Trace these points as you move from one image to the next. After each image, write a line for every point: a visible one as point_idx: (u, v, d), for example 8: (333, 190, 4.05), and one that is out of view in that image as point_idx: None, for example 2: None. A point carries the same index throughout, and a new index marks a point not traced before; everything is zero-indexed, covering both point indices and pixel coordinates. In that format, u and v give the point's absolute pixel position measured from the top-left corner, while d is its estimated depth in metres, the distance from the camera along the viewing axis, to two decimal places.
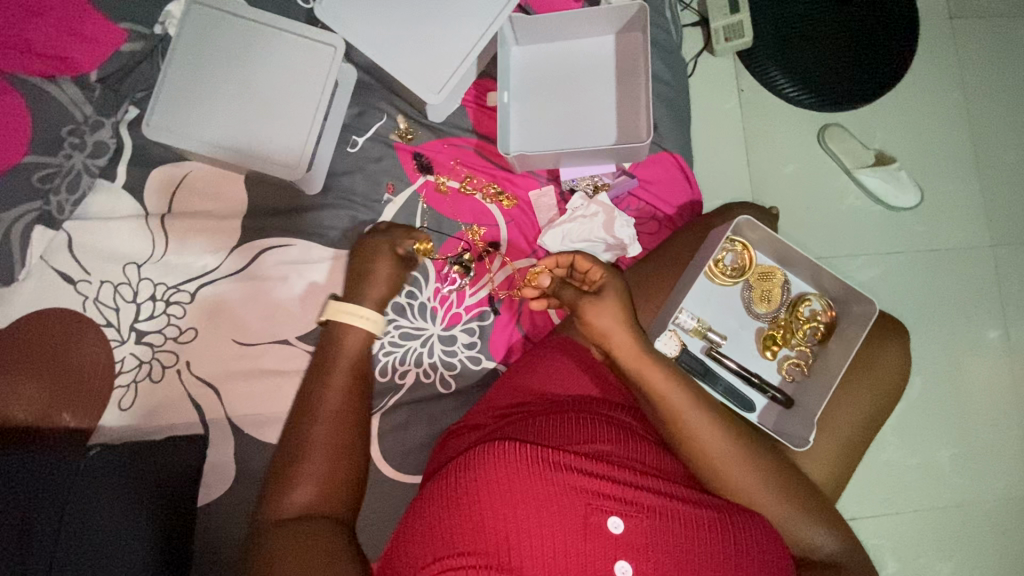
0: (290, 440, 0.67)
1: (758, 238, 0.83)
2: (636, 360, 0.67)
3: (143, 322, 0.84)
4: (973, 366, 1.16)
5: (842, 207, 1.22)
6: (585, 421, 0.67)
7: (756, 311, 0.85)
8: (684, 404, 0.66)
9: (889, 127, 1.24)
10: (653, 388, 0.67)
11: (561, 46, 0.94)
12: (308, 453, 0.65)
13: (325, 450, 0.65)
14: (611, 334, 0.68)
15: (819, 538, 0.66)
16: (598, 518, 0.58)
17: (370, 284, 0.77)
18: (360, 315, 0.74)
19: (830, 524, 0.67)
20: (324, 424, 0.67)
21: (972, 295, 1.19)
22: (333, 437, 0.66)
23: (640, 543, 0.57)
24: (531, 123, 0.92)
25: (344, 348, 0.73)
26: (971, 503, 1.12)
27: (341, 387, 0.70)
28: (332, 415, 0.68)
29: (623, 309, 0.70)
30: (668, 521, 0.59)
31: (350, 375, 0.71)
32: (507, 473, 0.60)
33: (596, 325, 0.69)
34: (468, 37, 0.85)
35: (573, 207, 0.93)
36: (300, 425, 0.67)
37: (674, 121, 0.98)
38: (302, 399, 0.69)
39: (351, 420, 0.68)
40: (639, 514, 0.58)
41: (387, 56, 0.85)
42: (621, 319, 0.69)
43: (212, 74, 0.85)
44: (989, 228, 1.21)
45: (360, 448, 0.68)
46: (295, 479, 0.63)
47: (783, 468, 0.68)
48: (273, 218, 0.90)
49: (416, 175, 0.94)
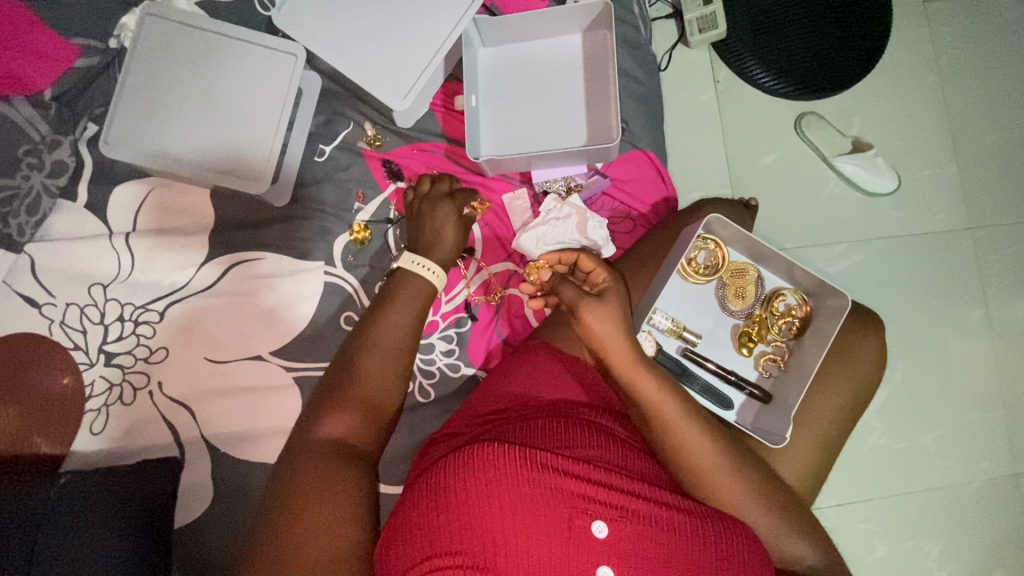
0: (340, 367, 0.68)
1: (730, 235, 0.83)
2: (628, 366, 0.67)
3: (112, 343, 0.82)
4: (953, 349, 1.17)
5: (820, 195, 1.22)
6: (572, 424, 0.67)
7: (730, 308, 0.85)
8: (677, 410, 0.66)
9: (865, 113, 1.25)
10: (644, 396, 0.66)
11: (529, 46, 0.93)
12: (355, 384, 0.67)
13: (368, 386, 0.67)
14: (606, 341, 0.68)
15: (799, 548, 0.67)
16: (582, 522, 0.58)
17: (439, 243, 0.77)
18: (425, 267, 0.74)
19: (809, 535, 0.68)
20: (374, 362, 0.68)
21: (952, 278, 1.19)
22: (379, 379, 0.68)
23: (624, 547, 0.57)
24: (501, 126, 0.91)
25: (405, 292, 0.73)
26: (955, 485, 1.13)
27: (399, 329, 0.71)
28: (380, 357, 0.69)
29: (621, 314, 0.70)
30: (650, 525, 0.58)
31: (407, 322, 0.72)
32: (492, 480, 0.59)
33: (592, 327, 0.68)
34: (432, 40, 0.84)
35: (545, 209, 0.90)
36: (352, 358, 0.68)
37: (646, 118, 0.98)
38: (357, 333, 0.71)
39: (397, 367, 0.69)
40: (623, 519, 0.58)
41: (350, 63, 0.83)
42: (615, 324, 0.69)
43: (170, 86, 0.83)
44: (966, 211, 1.22)
45: (397, 397, 0.70)
46: (337, 407, 0.65)
47: (768, 477, 0.68)
48: (242, 232, 0.88)
49: (386, 182, 0.93)
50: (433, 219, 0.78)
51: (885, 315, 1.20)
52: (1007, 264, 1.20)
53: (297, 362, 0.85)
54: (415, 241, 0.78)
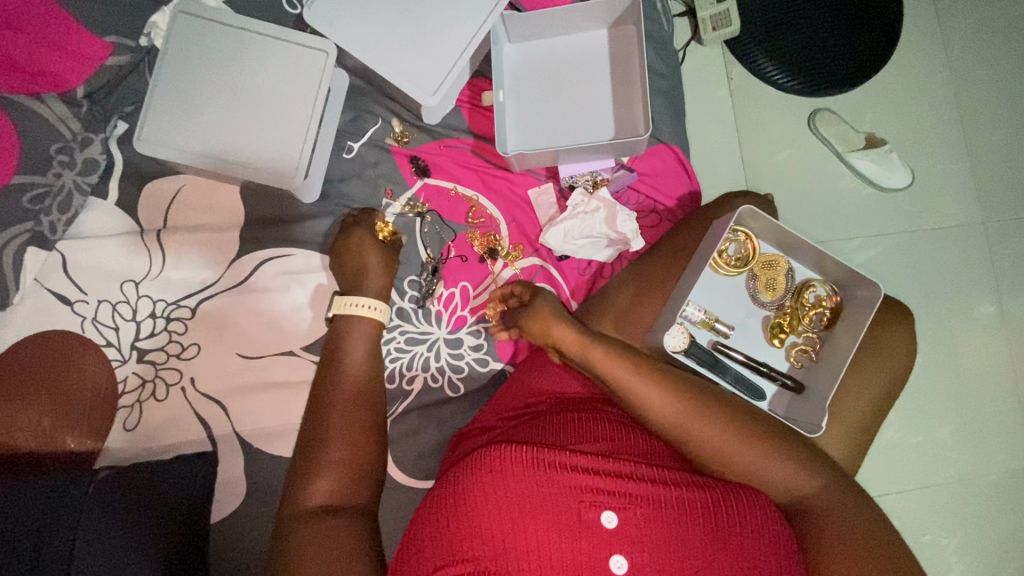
0: (307, 430, 0.68)
1: (761, 226, 0.83)
2: (573, 345, 0.74)
3: (144, 340, 0.83)
4: (968, 343, 1.18)
5: (834, 190, 1.23)
6: (579, 418, 0.69)
7: (761, 300, 0.85)
8: (626, 373, 0.69)
9: (879, 108, 1.25)
10: (594, 365, 0.71)
11: (555, 43, 0.93)
12: (327, 446, 0.66)
13: (343, 442, 0.66)
14: (548, 332, 0.76)
15: (806, 487, 0.65)
16: (592, 514, 0.58)
17: (367, 275, 0.80)
18: (367, 306, 0.76)
19: (816, 473, 0.65)
20: (341, 415, 0.68)
21: (967, 272, 1.20)
22: (351, 432, 0.67)
23: (635, 535, 0.58)
24: (527, 122, 0.91)
25: (357, 337, 0.75)
26: (973, 478, 1.14)
27: (357, 373, 0.72)
28: (347, 409, 0.69)
29: (556, 309, 0.78)
30: (660, 511, 0.59)
31: (365, 364, 0.74)
32: (501, 476, 0.60)
33: (534, 327, 0.78)
34: (461, 36, 0.85)
35: (573, 203, 0.91)
36: (316, 422, 0.68)
37: (670, 113, 0.98)
38: (315, 395, 0.71)
39: (366, 413, 0.69)
40: (631, 507, 0.59)
41: (381, 60, 0.84)
42: (553, 313, 0.77)
43: (201, 85, 0.84)
44: (980, 205, 1.23)
45: (378, 446, 0.69)
46: (317, 475, 0.64)
47: (755, 423, 0.67)
48: (271, 229, 0.88)
49: (414, 178, 0.93)
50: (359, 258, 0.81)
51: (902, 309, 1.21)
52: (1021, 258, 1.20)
53: None
54: (347, 289, 0.80)
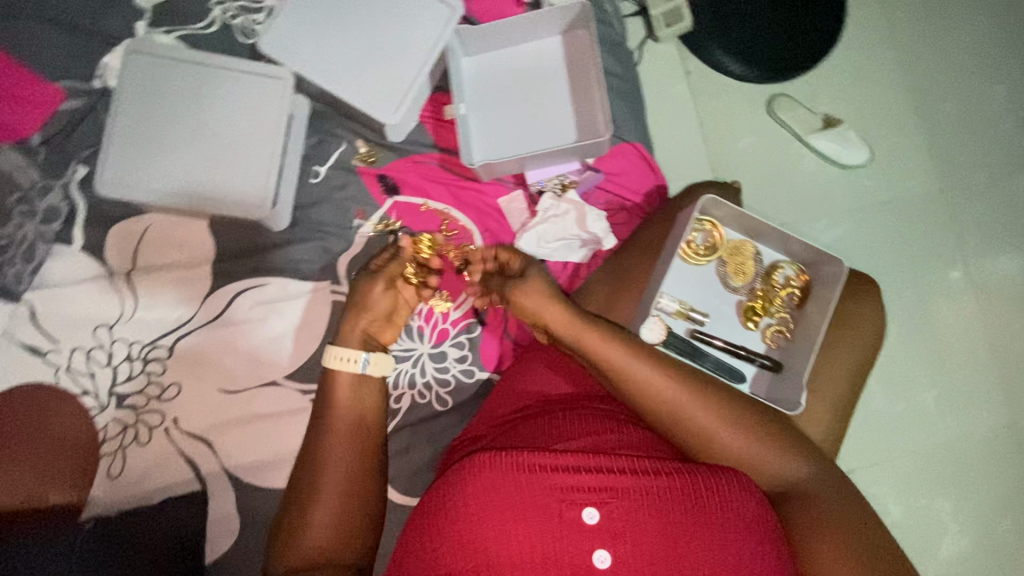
0: (298, 485, 0.67)
1: (725, 214, 0.85)
2: (566, 328, 0.72)
3: (122, 384, 0.82)
4: (940, 309, 1.21)
5: (799, 172, 1.27)
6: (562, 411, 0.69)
7: (732, 285, 0.87)
8: (621, 356, 0.69)
9: (834, 91, 1.30)
10: (587, 348, 0.71)
11: (511, 53, 0.95)
12: (318, 504, 0.66)
13: (335, 500, 0.66)
14: (537, 311, 0.74)
15: (789, 469, 0.67)
16: (573, 512, 0.60)
17: (354, 314, 0.77)
18: (345, 358, 0.73)
19: (798, 456, 0.68)
20: (332, 471, 0.67)
21: (933, 241, 1.24)
22: (343, 489, 0.67)
23: (616, 526, 0.59)
24: (492, 133, 0.92)
25: (343, 382, 0.72)
26: (959, 441, 1.17)
27: (348, 420, 0.70)
28: (338, 463, 0.67)
29: (546, 286, 0.75)
30: (639, 501, 0.60)
31: (356, 412, 0.71)
32: (484, 484, 0.61)
33: (524, 305, 0.75)
34: (418, 54, 0.87)
35: (544, 208, 0.92)
36: (305, 477, 0.67)
37: (630, 112, 1.00)
38: (305, 444, 0.70)
39: (359, 465, 0.68)
40: (610, 501, 0.60)
41: (341, 84, 0.86)
42: (544, 291, 0.74)
43: (160, 121, 0.83)
44: (938, 174, 1.27)
45: (371, 498, 0.69)
46: (305, 534, 0.64)
47: (742, 403, 0.69)
48: (243, 261, 0.87)
49: (383, 197, 0.92)
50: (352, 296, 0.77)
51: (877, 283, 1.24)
52: (982, 222, 1.24)
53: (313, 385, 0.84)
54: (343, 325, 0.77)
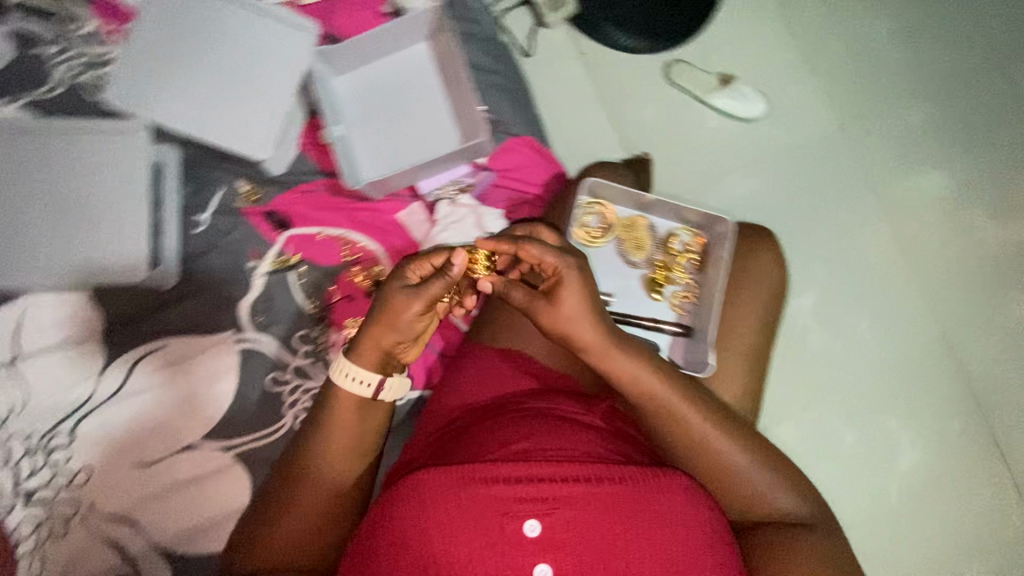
0: (276, 491, 0.68)
1: (613, 194, 0.87)
2: (596, 348, 0.67)
3: (27, 481, 0.77)
4: (859, 238, 1.25)
5: (704, 132, 1.29)
6: (523, 419, 0.69)
7: (633, 260, 0.88)
8: (648, 378, 0.68)
9: (722, 50, 1.34)
10: (613, 369, 0.68)
11: (381, 65, 0.93)
12: (289, 517, 0.66)
13: (306, 515, 0.67)
14: (567, 328, 0.67)
15: (781, 499, 0.69)
16: (515, 524, 0.60)
17: (378, 329, 0.65)
18: (359, 380, 0.66)
19: (791, 487, 0.70)
20: (310, 488, 0.67)
21: (841, 175, 1.28)
22: (316, 507, 0.67)
23: (556, 539, 0.60)
24: (375, 149, 0.91)
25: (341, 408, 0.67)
26: (899, 359, 1.19)
27: (339, 446, 0.67)
28: (319, 482, 0.67)
29: (584, 301, 0.66)
30: (581, 508, 0.61)
31: (352, 438, 0.68)
32: (428, 504, 0.61)
33: (554, 321, 0.66)
34: (279, 86, 0.87)
35: (443, 215, 0.92)
36: (282, 486, 0.67)
37: (515, 107, 1.00)
38: (291, 455, 0.68)
39: (338, 486, 0.68)
40: (554, 512, 0.60)
41: (207, 128, 0.86)
42: (584, 305, 0.66)
43: (19, 196, 0.82)
44: (833, 110, 1.32)
45: (344, 513, 0.69)
46: (272, 541, 0.67)
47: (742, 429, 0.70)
48: (137, 326, 0.82)
49: (275, 233, 0.88)
50: (380, 308, 0.65)
51: (799, 224, 1.26)
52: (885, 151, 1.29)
53: (234, 439, 0.82)
54: (366, 338, 0.65)
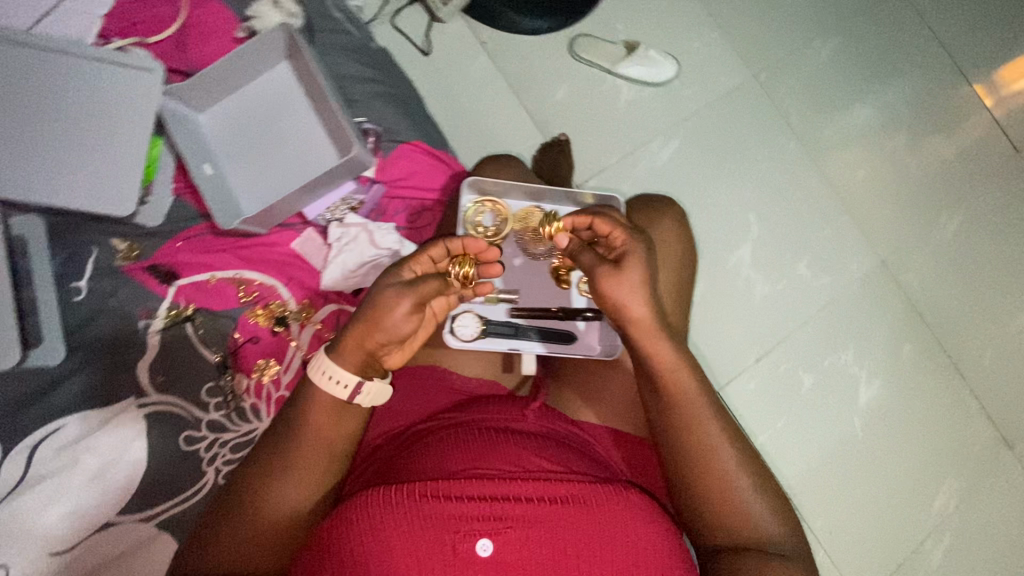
0: (231, 502, 0.61)
1: (501, 188, 0.85)
2: (643, 328, 0.64)
3: None
4: (787, 184, 1.25)
5: (619, 105, 1.26)
6: (483, 435, 0.68)
7: (534, 251, 0.85)
8: (678, 368, 0.65)
9: (625, 16, 1.30)
10: (648, 351, 0.65)
11: (244, 95, 0.92)
12: (240, 531, 0.59)
13: (257, 531, 0.60)
14: (618, 308, 0.64)
15: (767, 523, 0.63)
16: (466, 544, 0.58)
17: (376, 325, 0.59)
18: (341, 382, 0.61)
19: (778, 512, 0.65)
20: (268, 499, 0.60)
21: (762, 124, 1.27)
22: (271, 521, 0.60)
23: (508, 559, 0.59)
24: (251, 181, 0.89)
25: (319, 411, 0.62)
26: (843, 293, 1.20)
27: (312, 455, 0.62)
28: (278, 493, 0.61)
29: (641, 281, 0.64)
30: (534, 528, 0.60)
31: (326, 446, 0.63)
32: (379, 522, 0.58)
33: (610, 297, 0.64)
34: (133, 138, 0.83)
35: (336, 238, 0.90)
36: (241, 495, 0.61)
37: (401, 113, 0.97)
38: (257, 460, 0.62)
39: (299, 501, 0.62)
40: (507, 532, 0.59)
41: (58, 191, 0.79)
42: (640, 287, 0.63)
43: None
44: (743, 62, 1.30)
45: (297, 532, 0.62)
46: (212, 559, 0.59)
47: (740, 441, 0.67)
48: (23, 413, 0.75)
49: (163, 288, 0.84)
50: (385, 303, 0.59)
51: (728, 180, 1.24)
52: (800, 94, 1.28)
53: (154, 507, 0.77)
54: (361, 337, 0.60)
